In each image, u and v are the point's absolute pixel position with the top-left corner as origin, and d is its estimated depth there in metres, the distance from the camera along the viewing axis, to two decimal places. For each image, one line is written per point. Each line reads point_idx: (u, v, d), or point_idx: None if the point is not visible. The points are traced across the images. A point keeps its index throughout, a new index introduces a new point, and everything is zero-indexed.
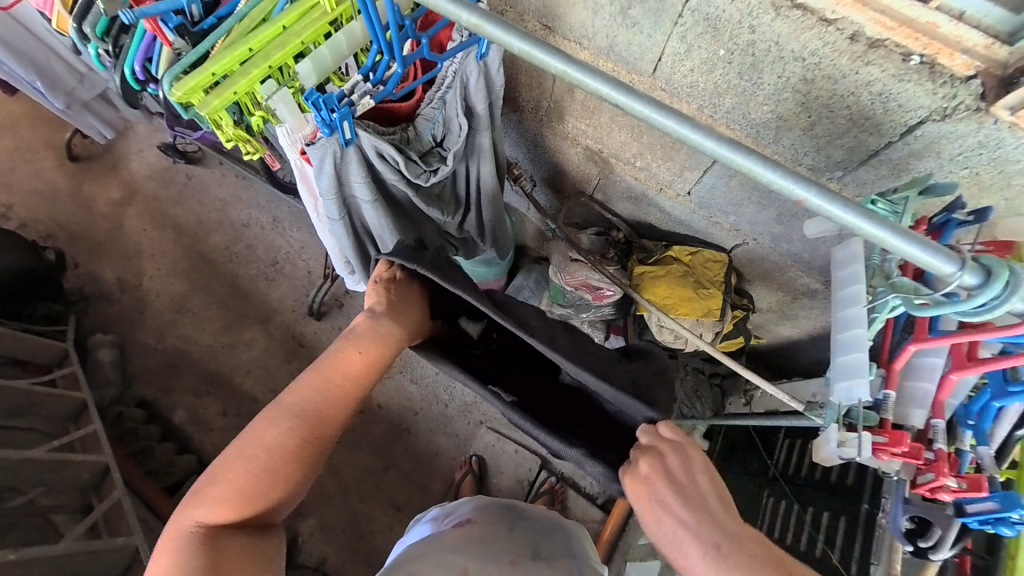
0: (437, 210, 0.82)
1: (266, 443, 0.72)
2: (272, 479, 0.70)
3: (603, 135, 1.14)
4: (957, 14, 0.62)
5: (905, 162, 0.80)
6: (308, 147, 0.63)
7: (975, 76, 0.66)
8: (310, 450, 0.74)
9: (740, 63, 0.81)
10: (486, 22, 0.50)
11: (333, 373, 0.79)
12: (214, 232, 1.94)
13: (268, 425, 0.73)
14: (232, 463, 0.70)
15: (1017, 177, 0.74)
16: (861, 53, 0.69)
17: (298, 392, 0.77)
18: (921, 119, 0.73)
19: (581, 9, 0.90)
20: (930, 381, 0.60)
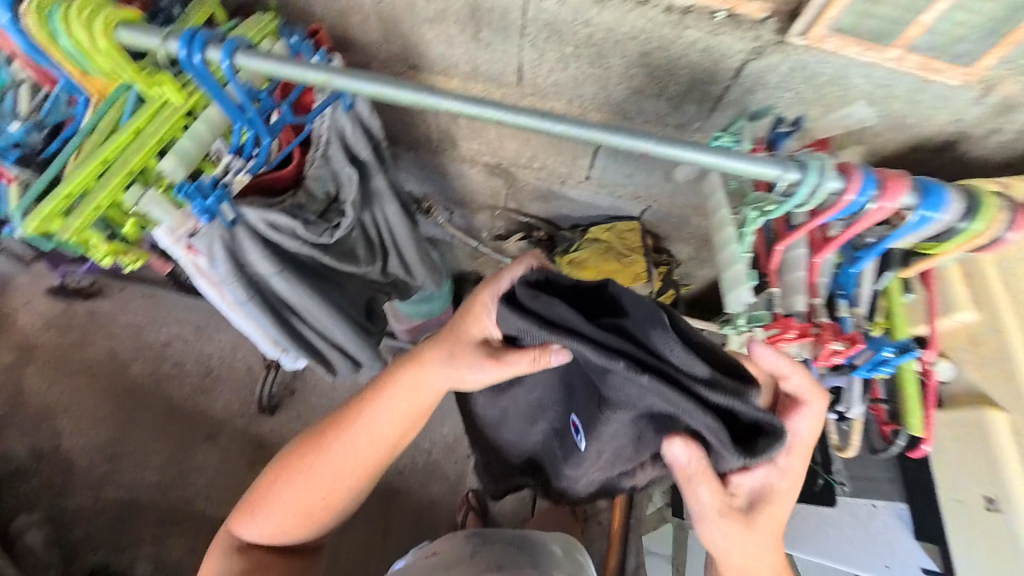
0: (352, 264, 0.79)
1: (292, 502, 0.78)
2: (306, 518, 0.80)
3: (496, 148, 1.21)
4: None
5: (746, 98, 0.91)
6: (195, 239, 0.62)
7: (769, 17, 0.78)
8: (327, 509, 0.80)
9: (588, 54, 0.91)
10: (334, 76, 0.55)
11: (369, 436, 0.76)
12: (132, 362, 1.79)
13: (289, 485, 0.78)
14: (267, 511, 0.79)
15: (832, 88, 0.86)
16: (678, 20, 0.81)
17: (319, 462, 0.77)
18: (743, 61, 0.84)
19: (438, 42, 0.96)
20: (800, 270, 0.68)
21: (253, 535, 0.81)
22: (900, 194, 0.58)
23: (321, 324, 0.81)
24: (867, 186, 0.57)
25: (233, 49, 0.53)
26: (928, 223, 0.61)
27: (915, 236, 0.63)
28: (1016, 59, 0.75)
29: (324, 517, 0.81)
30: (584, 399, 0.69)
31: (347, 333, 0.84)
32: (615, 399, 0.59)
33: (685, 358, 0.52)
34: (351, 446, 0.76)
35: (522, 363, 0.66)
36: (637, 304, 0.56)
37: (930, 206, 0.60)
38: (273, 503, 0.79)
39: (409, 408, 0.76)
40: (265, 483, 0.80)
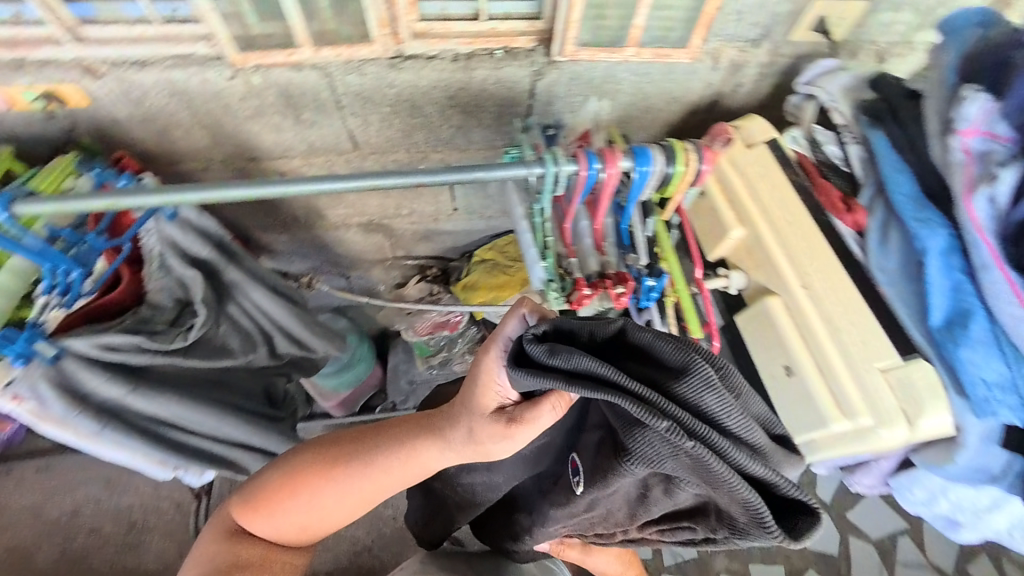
0: (225, 357, 0.91)
1: (298, 516, 0.84)
2: (305, 527, 0.85)
3: (362, 207, 1.28)
4: (506, 13, 0.94)
5: (550, 109, 1.07)
6: (42, 379, 0.75)
7: (537, 45, 0.96)
8: (325, 525, 0.86)
9: (405, 109, 1.02)
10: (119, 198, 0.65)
11: (383, 476, 0.79)
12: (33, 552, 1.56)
13: (294, 506, 0.83)
14: (271, 522, 0.85)
15: (609, 85, 1.04)
16: (467, 64, 0.96)
17: (329, 494, 0.82)
18: (531, 83, 1.01)
19: (267, 132, 1.02)
20: (585, 237, 0.83)
21: (252, 533, 0.86)
22: (617, 160, 0.73)
23: (200, 425, 0.93)
24: (589, 161, 0.73)
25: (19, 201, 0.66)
26: (647, 177, 0.76)
27: (648, 188, 0.78)
28: (719, 32, 0.97)
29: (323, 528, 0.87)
30: (593, 451, 0.68)
31: (234, 422, 0.96)
32: (635, 451, 0.59)
33: (730, 411, 0.54)
34: (364, 482, 0.80)
35: (549, 419, 0.66)
36: (684, 362, 0.55)
37: (642, 163, 0.74)
38: (278, 515, 0.83)
39: (424, 465, 0.79)
40: (269, 495, 0.84)
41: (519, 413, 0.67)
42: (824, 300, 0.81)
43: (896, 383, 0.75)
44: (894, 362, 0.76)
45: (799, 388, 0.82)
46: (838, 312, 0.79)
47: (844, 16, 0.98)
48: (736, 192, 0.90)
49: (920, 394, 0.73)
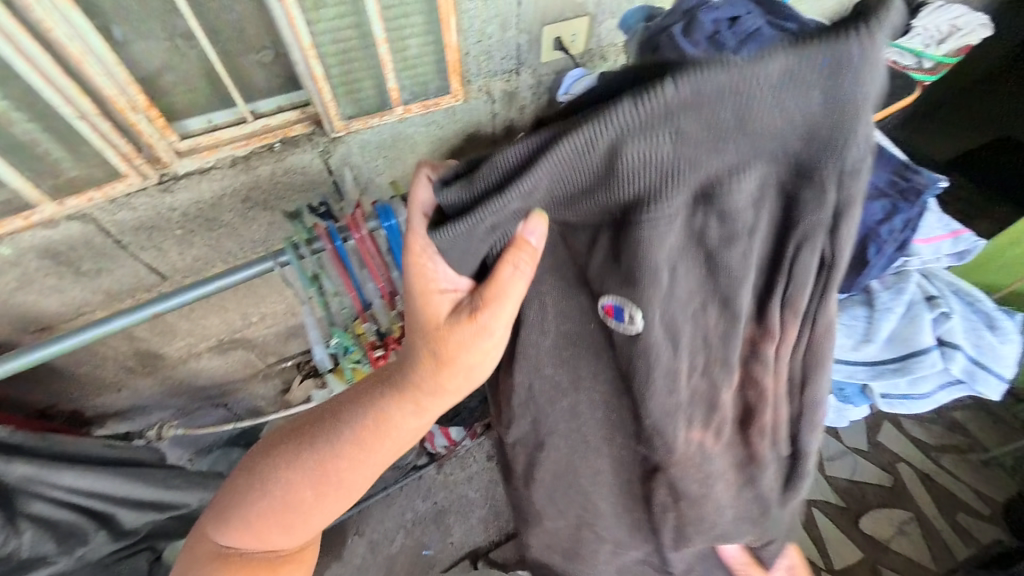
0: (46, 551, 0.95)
1: (280, 515, 0.68)
2: (280, 524, 0.69)
3: (204, 331, 1.20)
4: (274, 109, 0.96)
5: (354, 180, 1.10)
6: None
7: (315, 128, 0.99)
8: (320, 519, 0.71)
9: (201, 225, 0.99)
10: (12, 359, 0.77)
11: (352, 432, 0.67)
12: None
13: (274, 504, 0.68)
14: (255, 530, 0.69)
15: (400, 145, 1.09)
16: (248, 164, 0.95)
17: (312, 473, 0.67)
18: (323, 163, 1.03)
19: (47, 296, 0.93)
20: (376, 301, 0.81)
21: (230, 551, 0.69)
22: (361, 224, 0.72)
23: None
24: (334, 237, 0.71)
25: None
26: (399, 230, 0.73)
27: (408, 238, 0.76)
28: (478, 73, 1.07)
29: (303, 521, 0.70)
30: (609, 276, 0.51)
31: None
32: (634, 207, 0.45)
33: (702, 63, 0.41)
34: (343, 439, 0.67)
35: (520, 286, 0.54)
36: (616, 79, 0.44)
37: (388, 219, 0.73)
38: (251, 515, 0.68)
39: (404, 400, 0.66)
40: (241, 495, 0.68)
41: (477, 298, 0.55)
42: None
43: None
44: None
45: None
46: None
47: (576, 32, 1.13)
48: None
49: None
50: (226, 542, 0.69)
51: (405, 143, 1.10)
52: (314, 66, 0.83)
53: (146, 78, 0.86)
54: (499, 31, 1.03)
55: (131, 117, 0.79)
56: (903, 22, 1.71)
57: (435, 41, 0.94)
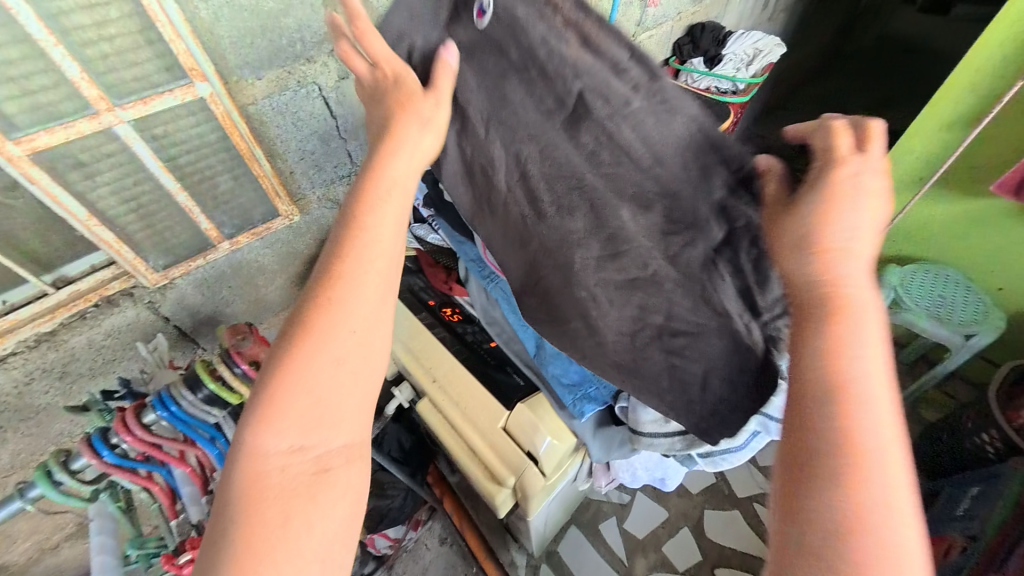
0: None
1: (305, 379, 0.49)
2: (303, 399, 0.49)
3: (53, 522, 1.04)
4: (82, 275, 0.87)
5: (199, 318, 1.04)
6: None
7: (136, 283, 0.91)
8: (352, 374, 0.51)
9: (12, 416, 0.87)
10: None
11: (345, 225, 0.55)
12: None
13: (288, 358, 0.50)
14: (281, 413, 0.48)
15: (244, 273, 1.05)
16: (55, 340, 0.85)
17: (307, 307, 0.52)
18: (154, 313, 0.96)
19: None
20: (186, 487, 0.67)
21: (253, 460, 0.49)
22: (131, 424, 0.58)
23: None
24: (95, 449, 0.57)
25: None
26: (190, 413, 0.61)
27: (209, 409, 0.64)
28: (311, 186, 1.05)
29: (333, 382, 0.50)
30: None
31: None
32: None
33: None
34: (333, 249, 0.54)
35: None
36: None
37: (169, 407, 0.60)
38: (263, 401, 0.50)
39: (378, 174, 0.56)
40: (254, 398, 0.51)
41: None
42: (449, 385, 0.82)
43: (516, 431, 0.75)
44: (507, 415, 0.76)
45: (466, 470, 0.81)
46: (452, 390, 0.81)
47: None
48: None
49: (535, 421, 0.73)
50: (247, 462, 0.49)
51: (249, 269, 1.05)
52: (102, 234, 0.77)
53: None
54: (321, 145, 1.02)
55: None
56: (715, 53, 1.92)
57: (247, 177, 0.92)
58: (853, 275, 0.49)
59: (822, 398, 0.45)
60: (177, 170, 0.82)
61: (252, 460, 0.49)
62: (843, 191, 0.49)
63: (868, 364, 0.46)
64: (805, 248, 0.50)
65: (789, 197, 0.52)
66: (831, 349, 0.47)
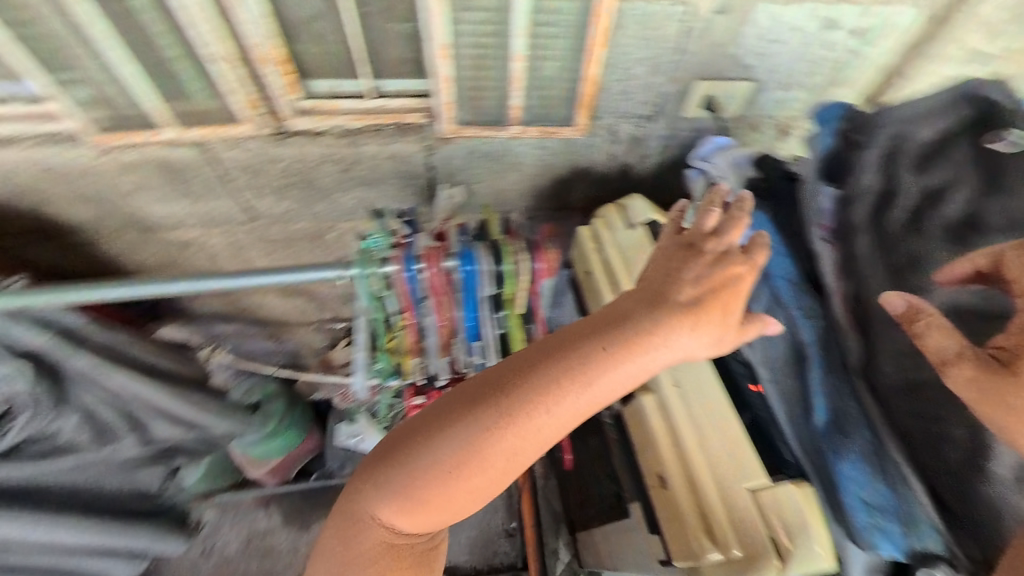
0: (80, 453, 0.93)
1: (459, 485, 0.58)
2: (453, 479, 0.57)
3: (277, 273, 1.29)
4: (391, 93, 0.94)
5: (452, 180, 1.07)
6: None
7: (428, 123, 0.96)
8: (501, 468, 0.58)
9: (298, 181, 1.02)
10: (53, 292, 0.78)
11: (576, 355, 0.57)
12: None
13: (471, 455, 0.56)
14: (447, 485, 0.57)
15: (507, 159, 1.03)
16: (355, 139, 0.95)
17: (499, 431, 0.56)
18: (426, 156, 1.01)
19: (156, 204, 1.01)
20: (431, 333, 0.89)
21: (388, 498, 0.59)
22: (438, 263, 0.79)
23: (34, 521, 0.93)
24: (409, 264, 0.79)
25: None
26: (477, 275, 0.80)
27: (480, 289, 0.81)
28: (610, 109, 0.97)
29: (482, 475, 0.57)
30: None
31: (81, 521, 1.01)
32: None
33: None
34: (553, 365, 0.57)
35: None
36: None
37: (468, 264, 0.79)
38: (420, 457, 0.58)
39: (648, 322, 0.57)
40: (415, 462, 0.58)
41: None
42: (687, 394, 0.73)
43: (772, 509, 0.61)
44: (768, 482, 0.63)
45: (672, 504, 0.68)
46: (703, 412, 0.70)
47: (734, 94, 0.98)
48: (614, 270, 0.87)
49: (806, 520, 0.60)
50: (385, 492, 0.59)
51: (514, 159, 1.04)
52: (443, 66, 0.81)
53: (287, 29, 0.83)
54: (648, 72, 0.91)
55: (264, 67, 0.82)
56: None
57: (573, 73, 0.88)
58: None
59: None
60: (534, 37, 0.82)
61: (387, 495, 0.59)
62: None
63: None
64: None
65: (1021, 369, 0.49)
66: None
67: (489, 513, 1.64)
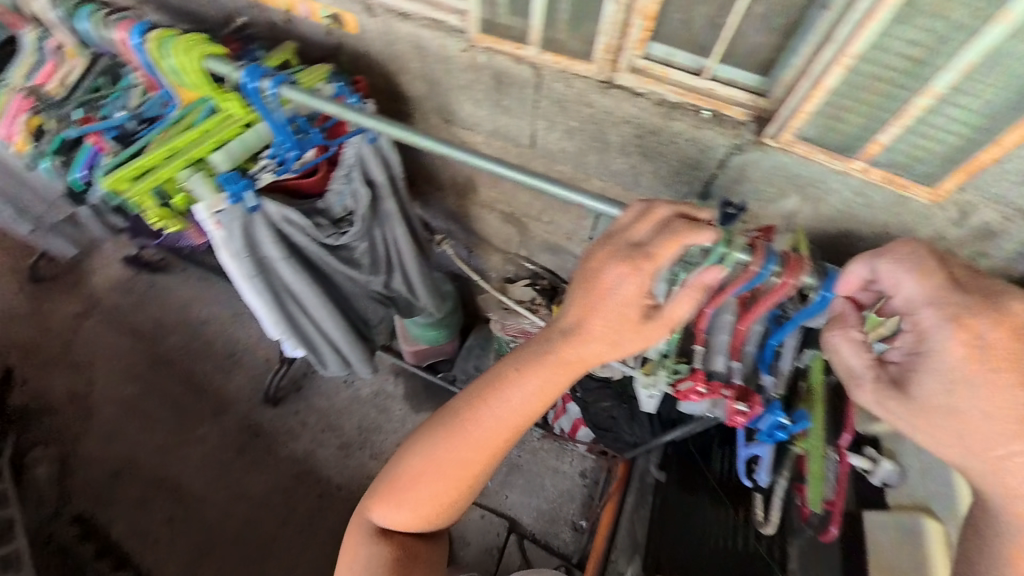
0: (355, 271, 1.01)
1: (437, 482, 0.77)
2: (470, 455, 0.74)
3: (511, 199, 1.41)
4: (727, 81, 0.90)
5: (733, 188, 0.99)
6: (262, 234, 0.82)
7: (750, 121, 0.90)
8: (499, 433, 0.73)
9: (590, 130, 1.05)
10: (351, 111, 0.75)
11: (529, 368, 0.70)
12: (204, 340, 2.27)
13: (469, 432, 0.73)
14: (464, 455, 0.74)
15: (808, 188, 0.92)
16: (668, 112, 0.94)
17: (445, 442, 0.75)
18: (727, 154, 0.94)
19: (468, 104, 1.16)
20: None
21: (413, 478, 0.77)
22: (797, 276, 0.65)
23: (310, 310, 0.98)
24: None
25: (282, 82, 0.71)
26: None
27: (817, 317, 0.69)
28: (986, 188, 0.77)
29: (483, 442, 0.74)
30: None
31: (342, 326, 1.06)
32: None
33: None
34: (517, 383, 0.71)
35: None
36: None
37: None
38: (437, 444, 0.75)
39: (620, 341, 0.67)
40: (398, 474, 0.79)
41: None
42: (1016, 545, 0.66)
43: None
44: None
45: None
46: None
47: None
48: None
49: None
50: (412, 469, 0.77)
51: (817, 192, 0.92)
52: (830, 76, 0.74)
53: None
54: None
55: (636, 19, 0.84)
56: None
57: (975, 136, 0.73)
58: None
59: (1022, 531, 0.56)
60: (964, 78, 0.68)
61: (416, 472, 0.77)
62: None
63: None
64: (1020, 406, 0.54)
65: None
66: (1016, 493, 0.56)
67: (566, 503, 1.77)
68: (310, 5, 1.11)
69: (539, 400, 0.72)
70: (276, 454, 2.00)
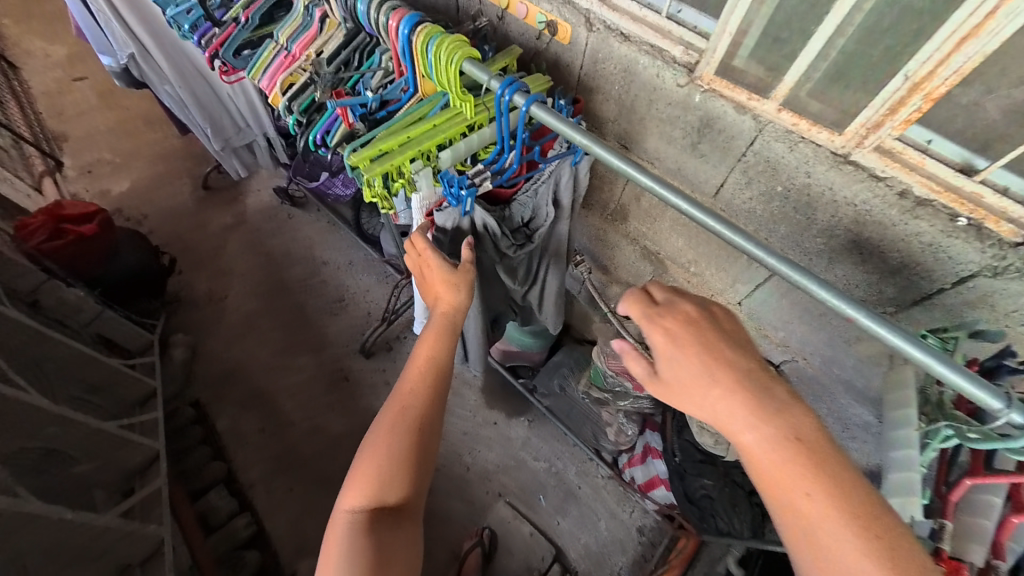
0: (513, 281, 1.03)
1: (382, 447, 0.73)
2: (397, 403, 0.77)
3: (661, 239, 1.33)
4: (1001, 189, 0.74)
5: (960, 310, 0.85)
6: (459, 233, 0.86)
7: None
8: (421, 376, 0.79)
9: (795, 200, 0.94)
10: (596, 145, 0.70)
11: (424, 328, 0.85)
12: (321, 279, 2.49)
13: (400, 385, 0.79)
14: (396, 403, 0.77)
15: None
16: (910, 208, 0.80)
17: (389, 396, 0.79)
18: (972, 273, 0.80)
19: (657, 139, 1.10)
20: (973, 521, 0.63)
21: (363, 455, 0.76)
22: None
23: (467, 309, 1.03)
24: None
25: (535, 102, 0.70)
26: None
27: None
28: None
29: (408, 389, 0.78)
30: None
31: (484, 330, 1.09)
32: None
33: None
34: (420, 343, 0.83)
35: None
36: None
37: None
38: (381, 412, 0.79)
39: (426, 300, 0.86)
40: (351, 468, 0.74)
41: None
42: None
43: None
44: None
45: None
46: None
47: None
48: None
49: None
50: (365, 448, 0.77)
51: None
52: None
53: (979, 66, 0.68)
54: None
55: (913, 98, 0.72)
56: None
57: None
58: (779, 408, 0.59)
59: (786, 499, 0.55)
60: None
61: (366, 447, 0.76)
62: (706, 358, 0.63)
63: (843, 472, 0.55)
64: (737, 375, 0.61)
65: None
66: (760, 469, 0.57)
67: (617, 553, 1.72)
68: (529, 7, 1.09)
69: (437, 331, 0.82)
70: (357, 403, 2.15)
